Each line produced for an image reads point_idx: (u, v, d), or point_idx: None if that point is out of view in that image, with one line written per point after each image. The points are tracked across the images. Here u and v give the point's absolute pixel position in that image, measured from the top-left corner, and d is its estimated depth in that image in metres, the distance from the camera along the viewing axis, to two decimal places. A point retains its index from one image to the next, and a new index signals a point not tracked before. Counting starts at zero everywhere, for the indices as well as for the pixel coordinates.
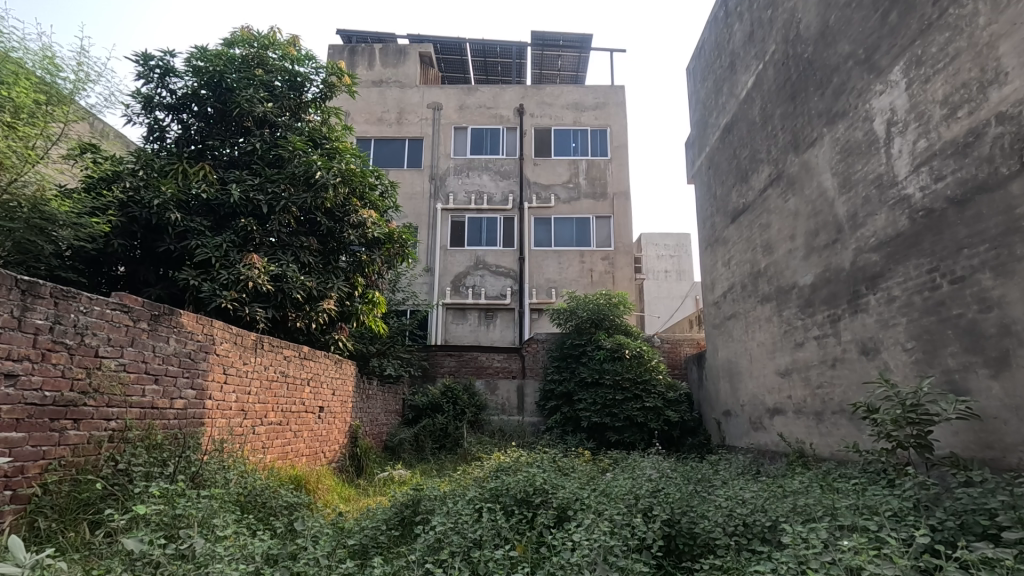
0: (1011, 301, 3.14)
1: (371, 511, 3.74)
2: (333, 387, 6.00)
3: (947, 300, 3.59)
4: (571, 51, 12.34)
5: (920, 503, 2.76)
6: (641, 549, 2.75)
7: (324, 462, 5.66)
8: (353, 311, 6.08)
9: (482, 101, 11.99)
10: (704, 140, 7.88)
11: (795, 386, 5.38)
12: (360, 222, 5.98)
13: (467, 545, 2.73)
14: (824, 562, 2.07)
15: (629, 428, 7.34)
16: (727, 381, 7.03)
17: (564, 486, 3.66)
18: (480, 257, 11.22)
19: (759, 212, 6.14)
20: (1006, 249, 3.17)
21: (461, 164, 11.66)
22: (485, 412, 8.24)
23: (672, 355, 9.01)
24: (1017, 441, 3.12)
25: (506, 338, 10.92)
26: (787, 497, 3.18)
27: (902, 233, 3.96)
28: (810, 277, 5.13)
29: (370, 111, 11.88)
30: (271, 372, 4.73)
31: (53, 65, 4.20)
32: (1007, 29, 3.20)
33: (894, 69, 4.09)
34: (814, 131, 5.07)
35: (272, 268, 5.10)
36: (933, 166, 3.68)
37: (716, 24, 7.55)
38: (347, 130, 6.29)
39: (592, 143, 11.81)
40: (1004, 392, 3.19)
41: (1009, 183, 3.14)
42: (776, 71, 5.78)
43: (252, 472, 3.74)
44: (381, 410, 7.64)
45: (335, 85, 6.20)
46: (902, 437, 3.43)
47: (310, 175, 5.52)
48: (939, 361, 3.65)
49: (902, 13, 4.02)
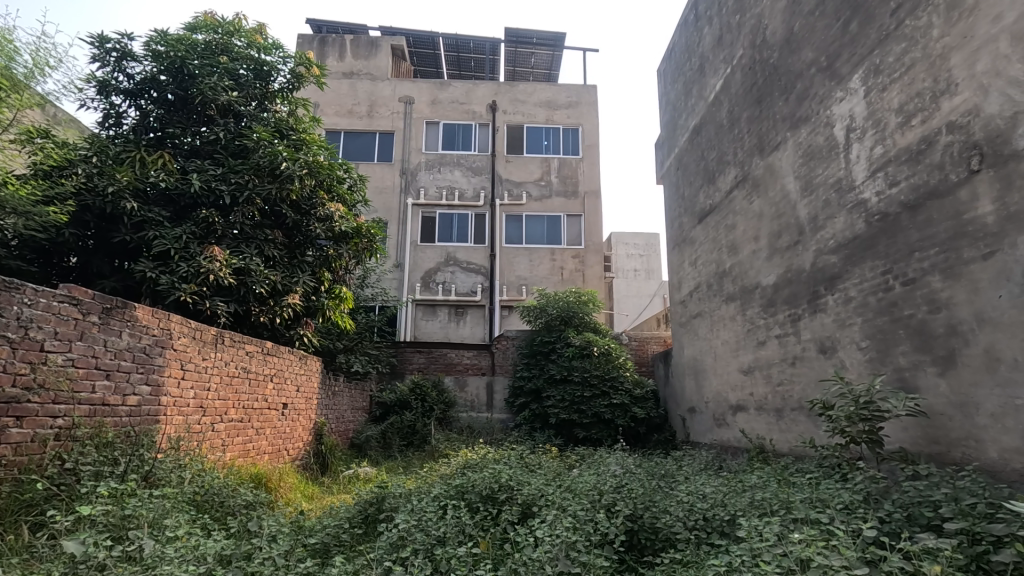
0: (958, 303, 3.28)
1: (334, 510, 3.67)
2: (297, 383, 5.88)
3: (900, 301, 3.73)
4: (544, 49, 12.36)
5: (869, 497, 2.87)
6: (603, 544, 2.79)
7: (287, 460, 5.53)
8: (319, 306, 5.97)
9: (455, 96, 11.90)
10: (673, 141, 8.00)
11: (757, 383, 5.53)
12: (327, 215, 5.89)
13: (430, 542, 2.72)
14: (775, 555, 2.11)
15: (596, 425, 7.44)
16: (692, 378, 7.16)
17: (529, 482, 3.67)
18: (451, 254, 11.16)
19: (725, 213, 6.26)
20: (953, 253, 3.32)
21: (433, 160, 11.57)
22: (454, 409, 8.21)
23: (640, 352, 9.13)
24: (961, 437, 3.27)
25: (476, 334, 10.92)
26: (745, 492, 3.26)
27: (859, 235, 4.10)
28: (773, 277, 5.27)
29: (340, 104, 11.67)
30: (232, 368, 4.60)
31: (9, 50, 4.15)
32: (959, 42, 3.33)
33: (854, 76, 4.22)
34: (779, 135, 5.21)
35: (234, 261, 4.96)
36: (889, 171, 3.82)
37: (686, 26, 7.65)
38: (315, 122, 6.15)
39: (564, 141, 11.86)
40: (950, 389, 3.34)
41: (958, 190, 3.28)
42: (744, 75, 5.91)
43: (211, 471, 3.63)
44: (348, 407, 7.54)
45: (303, 75, 6.07)
46: (854, 432, 3.57)
47: (276, 166, 5.40)
48: (891, 359, 3.80)
49: (862, 23, 4.14)
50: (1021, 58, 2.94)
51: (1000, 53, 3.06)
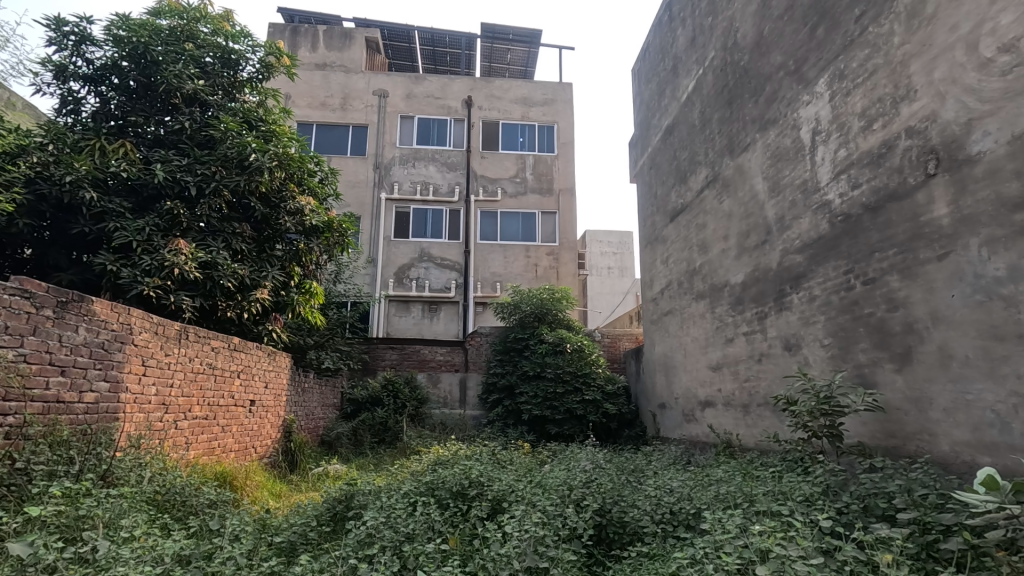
0: (915, 302, 3.40)
1: (301, 507, 3.61)
2: (266, 380, 5.76)
3: (860, 300, 3.85)
4: (520, 46, 12.35)
5: (829, 489, 2.96)
6: (572, 538, 2.82)
7: (254, 457, 5.42)
8: (289, 301, 5.85)
9: (430, 90, 11.81)
10: (647, 140, 8.08)
11: (725, 379, 5.64)
12: (297, 209, 5.78)
13: (399, 539, 2.71)
14: (736, 546, 2.15)
15: (569, 420, 7.49)
16: (663, 375, 7.27)
17: (500, 478, 3.67)
18: (425, 249, 11.08)
19: (696, 212, 6.36)
20: (911, 253, 3.43)
21: (407, 155, 11.46)
22: (426, 406, 8.16)
23: (612, 349, 9.23)
24: (916, 430, 3.40)
25: (450, 331, 10.87)
26: (711, 486, 3.33)
27: (823, 236, 4.21)
28: (741, 275, 5.38)
29: (313, 95, 11.46)
30: (197, 364, 4.48)
31: None
32: (918, 50, 3.44)
33: (820, 81, 4.33)
34: (748, 136, 5.31)
35: (201, 254, 4.83)
36: (852, 174, 3.94)
37: (660, 27, 7.73)
38: (286, 113, 6.02)
39: (539, 138, 11.88)
40: (906, 385, 3.46)
41: (916, 193, 3.39)
42: (715, 77, 6.00)
43: (173, 469, 3.54)
44: (319, 404, 7.42)
45: (273, 65, 5.94)
46: (816, 427, 3.68)
47: (244, 158, 5.27)
48: (852, 356, 3.92)
49: (828, 28, 4.25)
50: (976, 67, 3.06)
51: (956, 61, 3.18)
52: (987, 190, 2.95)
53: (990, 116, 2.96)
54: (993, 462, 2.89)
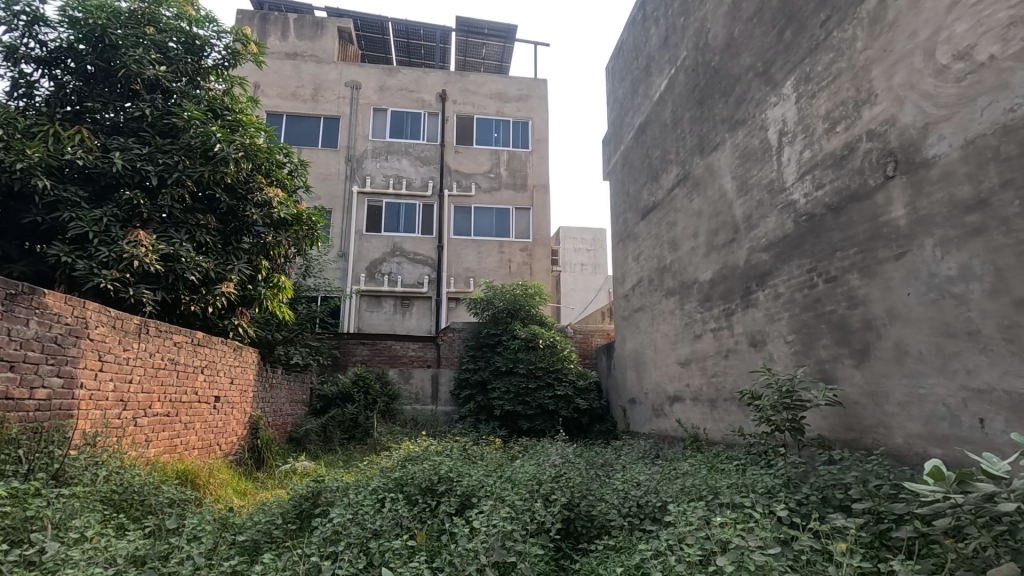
0: (874, 300, 3.51)
1: (266, 505, 3.54)
2: (231, 375, 5.62)
3: (823, 297, 3.96)
4: (495, 41, 12.30)
5: (790, 481, 3.05)
6: (540, 532, 2.84)
7: (218, 455, 5.29)
8: (256, 296, 5.72)
9: (403, 83, 11.67)
10: (620, 138, 8.15)
11: (693, 375, 5.75)
12: (265, 201, 5.64)
13: (366, 536, 2.68)
14: (698, 537, 2.19)
15: (540, 416, 7.52)
16: (633, 370, 7.36)
17: (470, 473, 3.67)
18: (398, 244, 10.97)
19: (667, 210, 6.44)
20: (870, 253, 3.55)
21: (380, 148, 11.30)
22: (398, 402, 8.09)
23: (584, 345, 9.30)
24: (873, 424, 3.52)
25: (422, 326, 10.80)
26: (677, 479, 3.39)
27: (788, 235, 4.31)
28: (710, 273, 5.48)
29: (283, 85, 11.20)
30: (158, 359, 4.34)
31: None
32: (880, 55, 3.54)
33: (787, 83, 4.43)
34: (718, 136, 5.41)
35: (162, 246, 4.68)
36: (816, 174, 4.04)
37: (634, 26, 7.79)
38: (253, 102, 5.87)
39: (513, 134, 11.87)
40: (864, 380, 3.58)
41: (875, 194, 3.50)
42: (687, 77, 6.08)
43: (131, 468, 3.43)
44: (287, 400, 7.29)
45: (240, 52, 5.79)
46: (779, 421, 3.78)
47: (208, 148, 5.12)
48: (814, 352, 4.03)
49: (795, 32, 4.34)
50: (933, 73, 3.17)
51: (915, 67, 3.29)
52: (942, 192, 3.06)
53: (945, 121, 3.06)
54: (943, 454, 3.01)
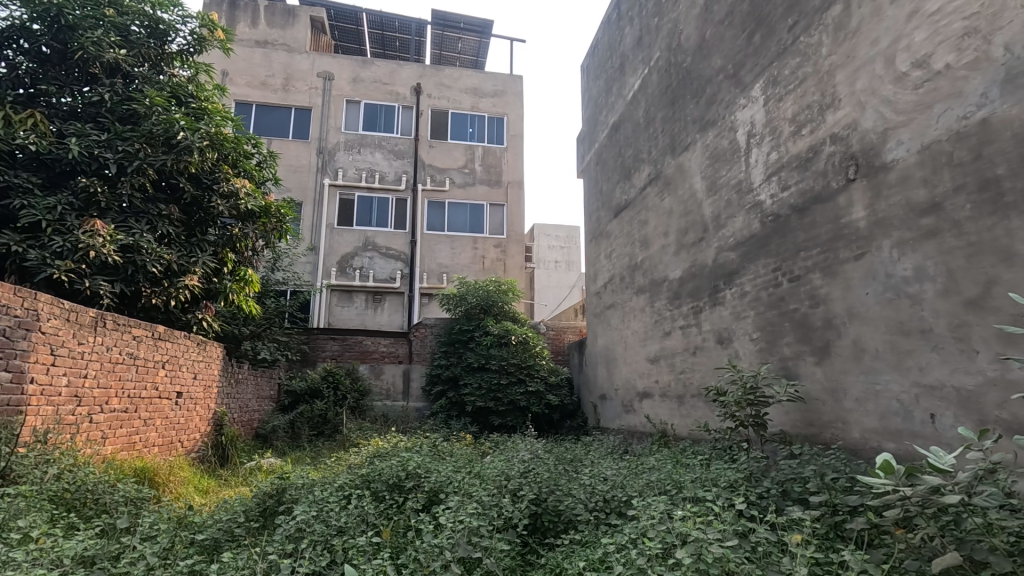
0: (834, 299, 3.62)
1: (227, 503, 3.46)
2: (194, 370, 5.47)
3: (786, 296, 4.06)
4: (471, 35, 12.23)
5: (752, 475, 3.12)
6: (507, 528, 2.85)
7: (180, 452, 5.15)
8: (221, 289, 5.57)
9: (377, 76, 11.52)
10: (594, 136, 8.20)
11: (662, 371, 5.83)
12: (231, 191, 5.50)
13: (330, 533, 2.66)
14: (659, 531, 2.22)
15: (512, 412, 7.53)
16: (604, 367, 7.43)
17: (438, 469, 3.65)
18: (370, 238, 10.84)
19: (639, 208, 6.51)
20: (832, 253, 3.65)
21: (352, 140, 11.13)
22: (368, 398, 8.00)
23: (557, 341, 9.35)
24: (832, 419, 3.63)
25: (394, 322, 10.70)
26: (643, 474, 3.44)
27: (755, 235, 4.41)
28: (679, 271, 5.56)
29: (252, 74, 10.94)
30: (116, 353, 4.20)
31: None
32: (843, 61, 3.64)
33: (756, 85, 4.51)
34: (689, 137, 5.48)
35: (120, 236, 4.53)
36: (782, 176, 4.14)
37: (609, 25, 7.84)
38: (219, 90, 5.72)
39: (488, 130, 11.83)
40: (824, 377, 3.69)
41: (838, 197, 3.60)
42: (660, 77, 6.15)
43: (84, 465, 3.32)
44: (254, 396, 7.13)
45: (206, 38, 5.63)
46: (743, 416, 3.87)
47: (171, 136, 4.96)
48: (777, 350, 4.13)
49: (764, 36, 4.43)
50: (892, 79, 3.27)
51: (876, 73, 3.39)
52: (899, 195, 3.16)
53: (903, 127, 3.17)
54: (896, 448, 3.13)
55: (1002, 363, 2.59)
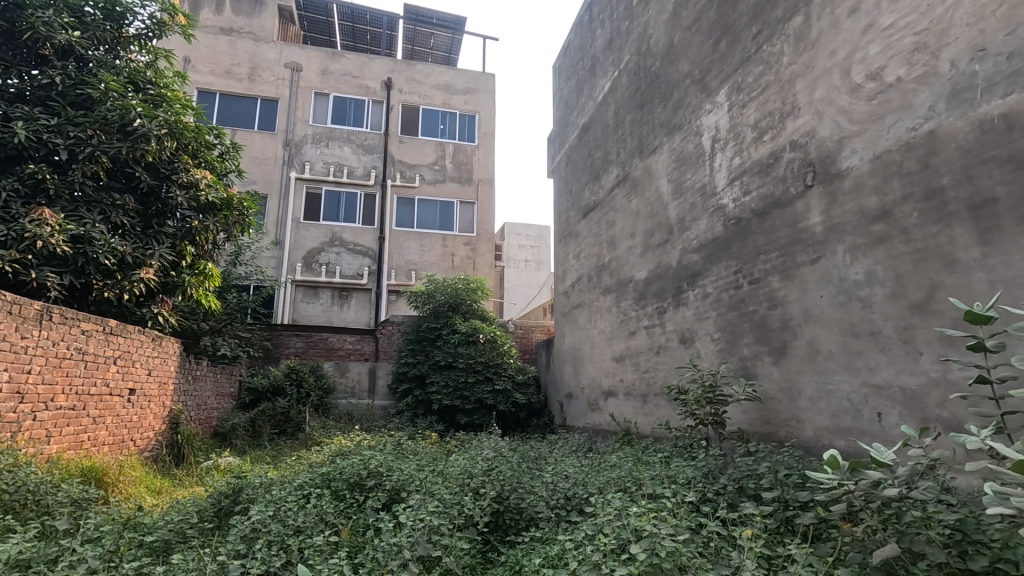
0: (791, 301, 3.73)
1: (180, 503, 3.35)
2: (149, 367, 5.28)
3: (746, 298, 4.16)
4: (444, 31, 12.14)
5: (709, 472, 3.19)
6: (467, 526, 2.85)
7: (132, 451, 4.96)
8: (179, 283, 5.37)
9: (347, 68, 11.34)
10: (564, 137, 8.25)
11: (627, 370, 5.91)
12: (191, 182, 5.32)
13: (287, 534, 2.61)
14: (615, 527, 2.25)
15: (478, 410, 7.52)
16: (571, 365, 7.50)
17: (401, 468, 3.61)
18: (337, 234, 10.66)
19: (607, 209, 6.58)
20: (790, 257, 3.76)
21: (320, 133, 10.93)
22: (332, 396, 7.87)
23: (525, 340, 9.38)
24: (787, 417, 3.74)
25: (361, 319, 10.55)
26: (604, 471, 3.48)
27: (717, 237, 4.51)
28: (645, 272, 5.65)
29: (216, 62, 10.62)
30: (63, 349, 4.02)
31: None
32: (803, 70, 3.75)
33: (721, 91, 4.62)
34: (656, 140, 5.57)
35: (70, 226, 4.35)
36: (744, 181, 4.24)
37: (581, 26, 7.89)
38: (180, 77, 5.52)
39: (460, 127, 11.78)
40: (780, 376, 3.80)
41: (796, 202, 3.72)
42: (629, 80, 6.22)
43: (25, 465, 3.17)
44: (212, 393, 6.92)
45: (167, 23, 5.43)
46: (703, 415, 3.96)
47: (127, 123, 4.77)
48: (737, 350, 4.24)
49: (729, 43, 4.53)
50: (848, 90, 3.39)
51: (833, 84, 3.50)
52: (853, 202, 3.28)
53: (858, 136, 3.29)
54: (845, 445, 3.25)
55: (944, 364, 2.72)
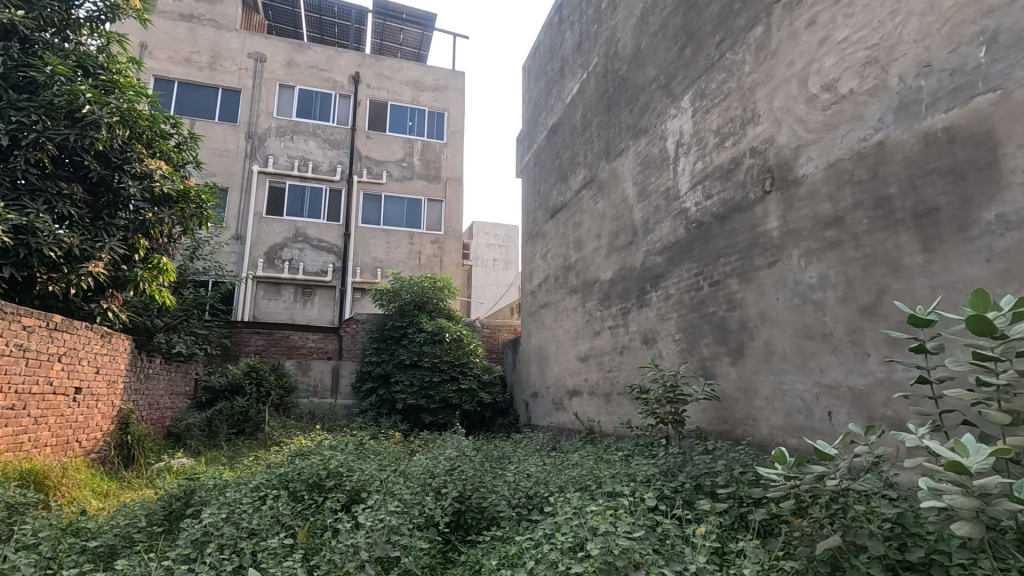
0: (749, 303, 3.84)
1: (128, 507, 3.22)
2: (97, 365, 5.05)
3: (707, 299, 4.26)
4: (413, 27, 12.01)
5: (668, 470, 3.25)
6: (428, 526, 2.83)
7: (78, 453, 4.74)
8: (130, 278, 5.12)
9: (314, 61, 11.11)
10: (533, 137, 8.27)
11: (591, 370, 5.98)
12: (145, 172, 5.12)
13: (241, 536, 2.54)
14: (572, 525, 2.27)
15: (443, 410, 7.47)
16: (537, 365, 7.53)
17: (362, 468, 3.56)
18: (301, 229, 10.44)
19: (574, 210, 6.63)
20: (748, 261, 3.86)
21: (284, 127, 10.67)
22: (294, 395, 7.70)
23: (491, 339, 9.37)
24: (743, 416, 3.85)
25: (325, 317, 10.35)
26: (565, 470, 3.51)
27: (680, 240, 4.60)
28: (610, 272, 5.72)
29: (175, 49, 10.25)
30: (2, 345, 3.82)
31: None
32: (763, 79, 3.86)
33: (685, 97, 4.71)
34: (622, 143, 5.65)
35: (11, 215, 4.12)
36: (706, 185, 4.34)
37: (550, 27, 7.93)
38: (135, 64, 5.30)
39: (428, 124, 11.68)
40: (738, 376, 3.91)
41: (754, 207, 3.83)
42: (597, 83, 6.29)
43: None
44: (166, 392, 6.67)
45: (121, 6, 5.21)
46: (663, 414, 4.04)
47: (75, 109, 4.56)
48: (697, 350, 4.34)
49: (693, 50, 4.63)
50: (805, 100, 3.50)
51: (791, 93, 3.62)
52: (808, 208, 3.40)
53: (813, 145, 3.40)
54: (798, 443, 3.36)
55: (889, 365, 2.84)
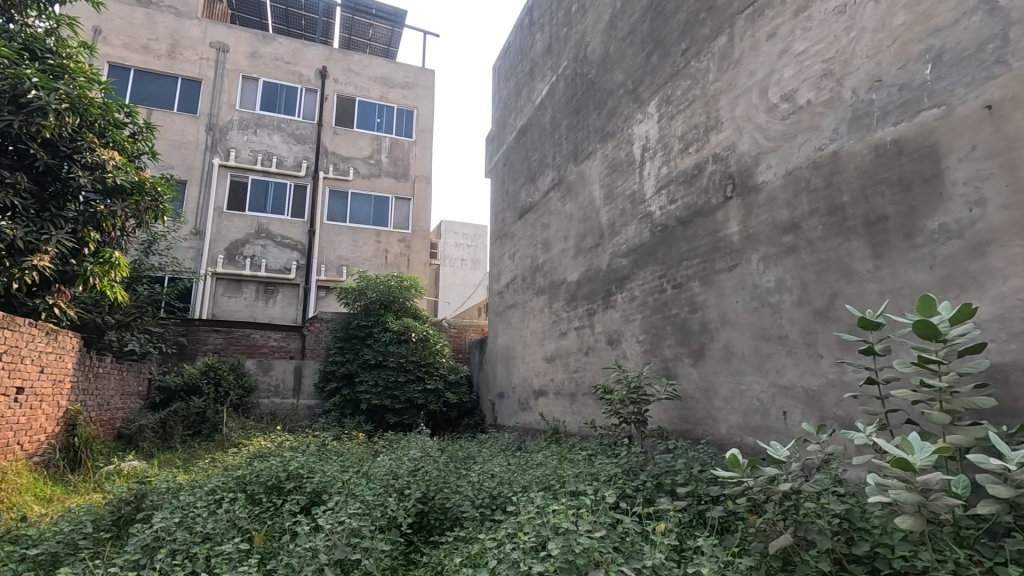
0: (710, 305, 3.93)
1: (72, 513, 3.08)
2: (41, 363, 4.80)
3: (670, 301, 4.35)
4: (383, 23, 11.86)
5: (630, 469, 3.31)
6: (389, 527, 2.80)
7: (19, 456, 4.51)
8: (79, 272, 4.91)
9: (279, 53, 10.85)
10: (502, 137, 8.29)
11: (557, 370, 6.02)
12: (96, 163, 4.87)
13: (194, 541, 2.47)
14: (535, 525, 2.28)
15: (409, 410, 7.40)
16: (503, 365, 7.55)
17: (323, 469, 3.49)
18: (264, 225, 10.18)
19: (542, 212, 6.67)
20: (709, 264, 3.96)
21: (248, 120, 10.39)
22: (254, 395, 7.51)
23: (457, 339, 9.34)
24: (703, 416, 3.94)
25: (288, 315, 10.12)
26: (530, 469, 3.52)
27: (645, 243, 4.68)
28: (577, 274, 5.77)
29: (132, 36, 9.86)
30: None
31: None
32: (726, 88, 3.97)
33: (651, 102, 4.79)
34: (590, 146, 5.71)
35: None
36: (670, 190, 4.43)
37: (521, 29, 7.96)
38: (87, 49, 5.07)
39: (397, 122, 11.55)
40: (698, 377, 4.00)
41: (716, 212, 3.93)
42: (566, 85, 6.34)
43: None
44: (117, 393, 6.39)
45: None
46: (626, 413, 4.10)
47: (20, 94, 4.35)
48: (660, 351, 4.42)
49: (660, 56, 4.72)
50: (765, 109, 3.61)
51: (752, 102, 3.73)
52: (767, 214, 3.51)
53: (772, 153, 3.51)
54: (754, 442, 3.46)
55: (840, 366, 2.96)
